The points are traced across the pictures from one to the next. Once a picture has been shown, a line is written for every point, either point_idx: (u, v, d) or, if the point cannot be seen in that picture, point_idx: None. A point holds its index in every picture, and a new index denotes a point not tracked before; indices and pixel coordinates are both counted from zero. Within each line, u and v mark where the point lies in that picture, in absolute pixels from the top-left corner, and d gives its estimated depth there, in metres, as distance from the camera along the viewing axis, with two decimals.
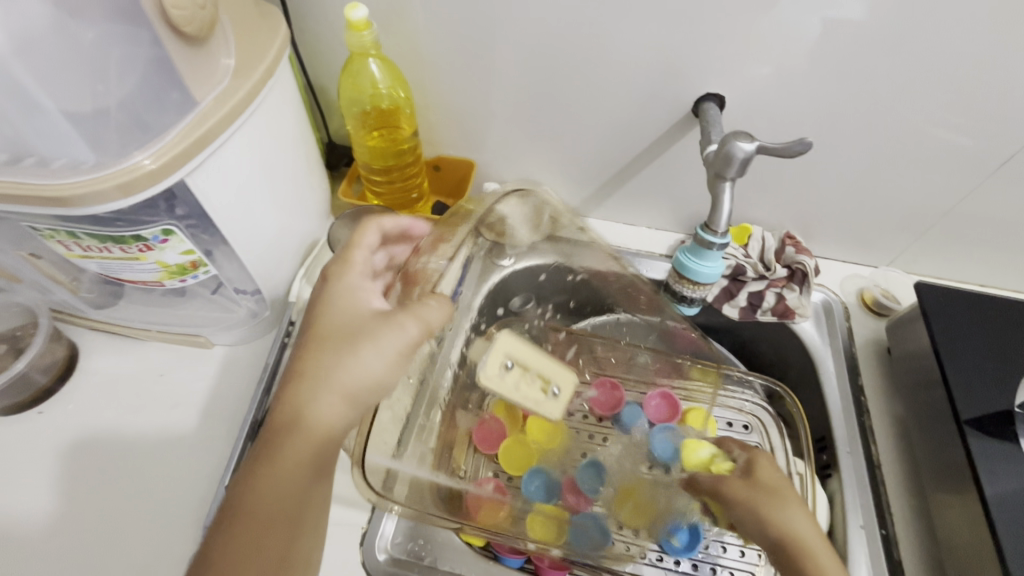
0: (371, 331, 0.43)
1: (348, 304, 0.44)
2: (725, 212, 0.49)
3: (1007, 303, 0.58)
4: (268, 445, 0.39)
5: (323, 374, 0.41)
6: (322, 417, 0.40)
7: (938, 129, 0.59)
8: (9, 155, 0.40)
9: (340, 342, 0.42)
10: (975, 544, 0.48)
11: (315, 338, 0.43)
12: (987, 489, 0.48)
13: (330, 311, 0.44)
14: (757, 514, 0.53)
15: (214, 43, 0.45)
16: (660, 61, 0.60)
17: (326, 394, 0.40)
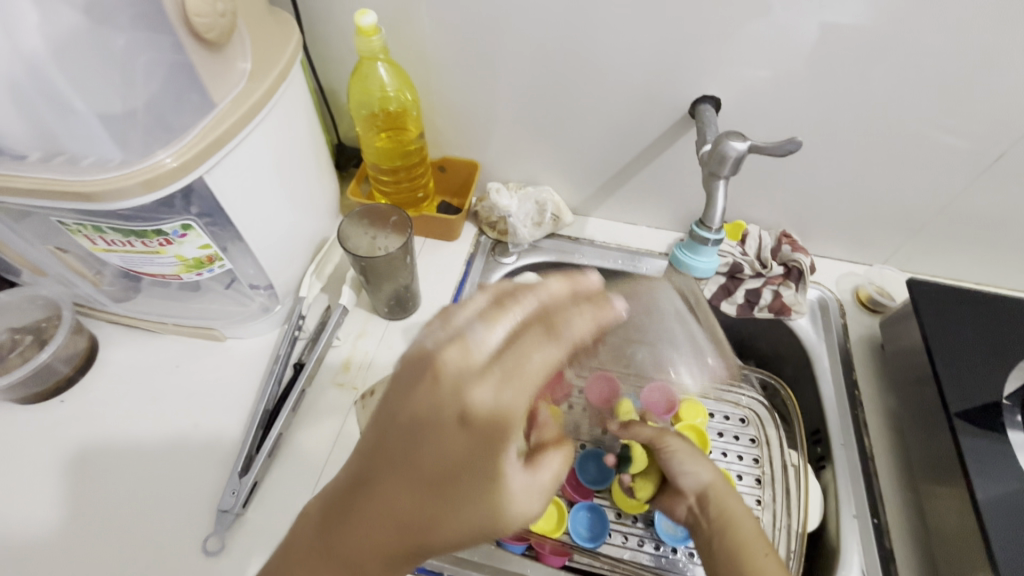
0: (486, 522, 0.33)
1: (476, 469, 0.32)
2: (719, 209, 0.50)
3: (997, 300, 0.59)
4: (417, 546, 0.34)
5: (420, 532, 0.33)
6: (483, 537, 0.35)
7: (929, 130, 0.61)
8: (41, 153, 0.43)
9: (449, 517, 0.33)
10: (964, 533, 0.49)
11: (428, 488, 0.32)
12: (979, 494, 0.49)
13: (457, 469, 0.32)
14: (691, 455, 0.56)
15: (231, 49, 0.47)
16: (657, 65, 0.62)
17: (421, 549, 0.34)
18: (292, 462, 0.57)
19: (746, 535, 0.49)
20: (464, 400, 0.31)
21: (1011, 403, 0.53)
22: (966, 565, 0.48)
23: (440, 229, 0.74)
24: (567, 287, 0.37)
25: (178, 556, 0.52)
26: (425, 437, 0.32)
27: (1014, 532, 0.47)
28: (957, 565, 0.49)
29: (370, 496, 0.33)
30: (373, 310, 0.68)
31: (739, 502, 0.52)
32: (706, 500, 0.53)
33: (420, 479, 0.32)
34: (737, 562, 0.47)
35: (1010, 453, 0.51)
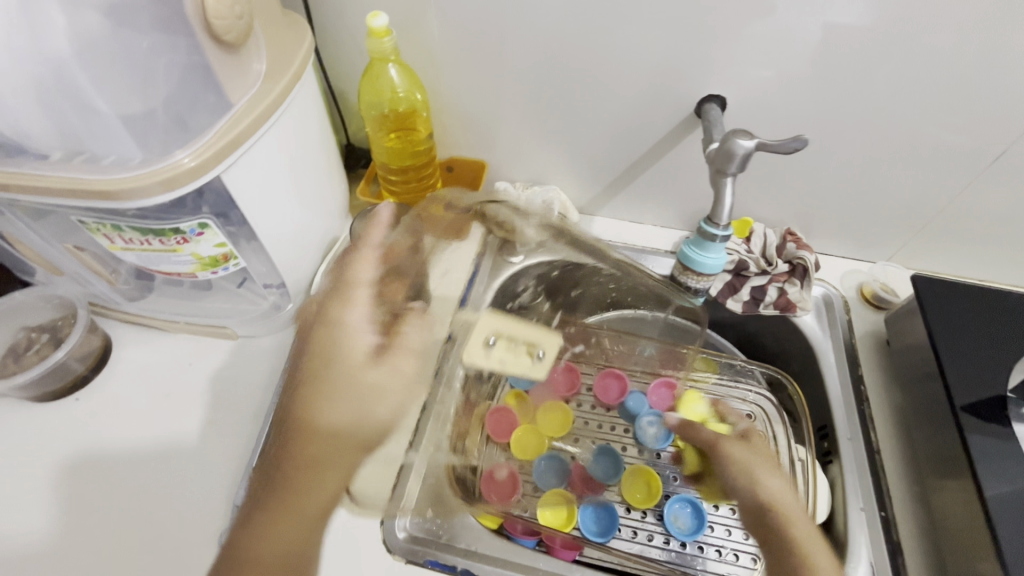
0: (377, 412, 0.49)
1: (373, 378, 0.48)
2: (726, 206, 0.51)
3: (1000, 295, 0.60)
4: (328, 447, 0.47)
5: (342, 438, 0.47)
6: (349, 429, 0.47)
7: (932, 129, 0.62)
8: (63, 153, 0.43)
9: (352, 417, 0.47)
10: (971, 525, 0.50)
11: (338, 397, 0.47)
12: (987, 491, 0.49)
13: (337, 374, 0.47)
14: (761, 466, 0.56)
15: (248, 51, 0.48)
16: (664, 65, 0.63)
17: (354, 447, 0.48)
18: None
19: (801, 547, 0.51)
20: (356, 334, 0.49)
21: (1015, 396, 0.54)
22: (974, 557, 0.49)
23: None
24: (388, 214, 0.58)
25: (196, 551, 0.53)
26: (331, 366, 0.47)
27: (1021, 527, 0.47)
28: (964, 557, 0.50)
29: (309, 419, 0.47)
30: None
31: (789, 498, 0.54)
32: (762, 509, 0.53)
33: (343, 394, 0.47)
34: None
35: (1015, 448, 0.51)
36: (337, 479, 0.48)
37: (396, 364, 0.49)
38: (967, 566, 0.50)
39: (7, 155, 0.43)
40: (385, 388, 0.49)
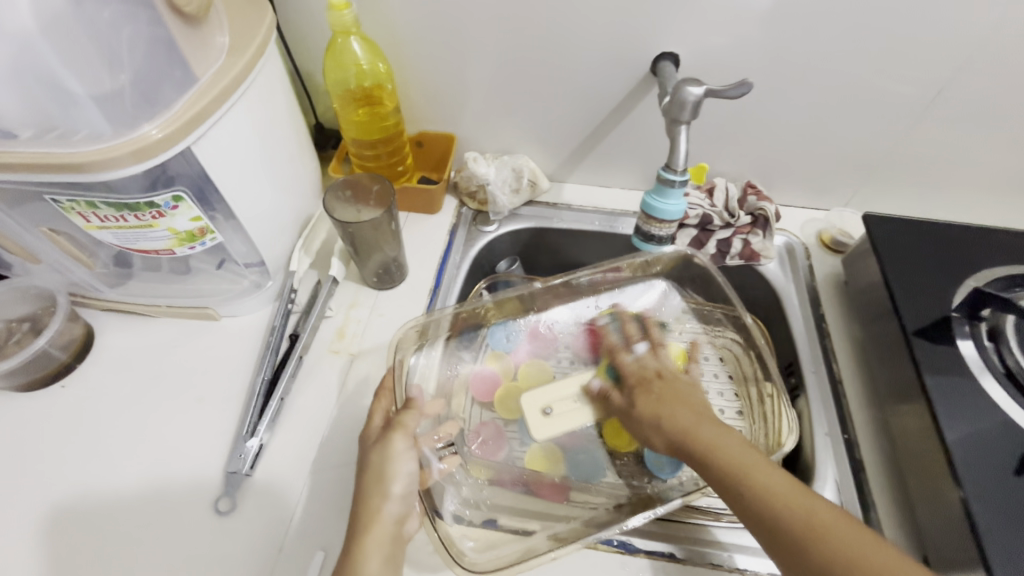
0: (398, 491, 0.50)
1: (396, 473, 0.50)
2: (682, 153, 0.54)
3: (943, 228, 0.64)
4: (356, 540, 0.47)
5: (383, 522, 0.48)
6: (393, 499, 0.49)
7: (873, 78, 0.65)
8: (32, 131, 0.44)
9: (376, 485, 0.49)
10: (925, 439, 0.53)
11: (375, 498, 0.49)
12: (949, 436, 0.50)
13: (375, 459, 0.51)
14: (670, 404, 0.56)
15: (208, 23, 0.49)
16: (619, 28, 0.65)
17: (388, 541, 0.48)
18: (295, 426, 0.59)
19: (815, 514, 0.44)
20: (371, 434, 0.53)
21: (958, 316, 0.57)
22: (935, 484, 0.50)
23: (421, 203, 0.77)
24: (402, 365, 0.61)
25: (191, 521, 0.54)
26: (362, 474, 0.50)
27: (985, 466, 0.48)
28: (922, 473, 0.52)
29: (356, 530, 0.48)
30: (362, 283, 0.70)
31: (716, 429, 0.52)
32: (690, 443, 0.52)
33: (376, 493, 0.49)
34: (806, 553, 0.42)
35: (960, 363, 0.54)
36: None
37: (407, 453, 0.52)
38: (923, 477, 0.52)
39: None
40: (407, 474, 0.51)
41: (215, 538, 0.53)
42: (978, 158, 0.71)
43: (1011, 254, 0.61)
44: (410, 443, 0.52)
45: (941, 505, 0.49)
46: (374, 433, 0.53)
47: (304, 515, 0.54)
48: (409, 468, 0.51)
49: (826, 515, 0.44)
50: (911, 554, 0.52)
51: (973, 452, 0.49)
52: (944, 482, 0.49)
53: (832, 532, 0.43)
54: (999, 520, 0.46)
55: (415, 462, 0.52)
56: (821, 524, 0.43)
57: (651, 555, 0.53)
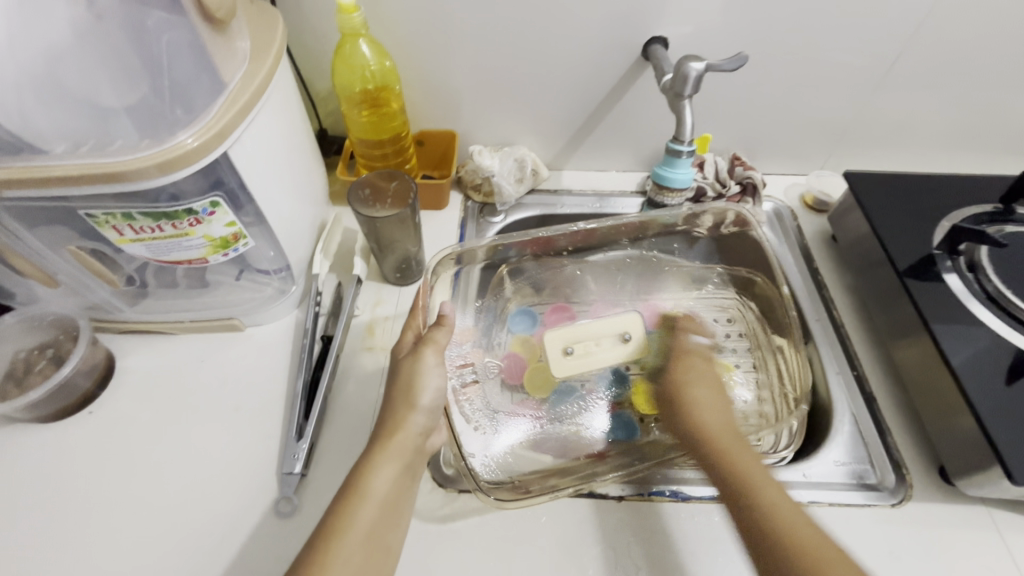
0: (425, 402, 0.53)
1: (424, 386, 0.54)
2: (688, 125, 0.58)
3: (915, 178, 0.71)
4: (377, 443, 0.51)
5: (404, 432, 0.52)
6: (424, 406, 0.53)
7: (841, 48, 0.72)
8: (66, 144, 0.44)
9: (404, 397, 0.53)
10: (930, 365, 0.57)
11: (403, 411, 0.53)
12: (954, 361, 0.54)
13: (406, 373, 0.54)
14: (705, 408, 0.58)
15: (230, 30, 0.50)
16: (610, 16, 0.69)
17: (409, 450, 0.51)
18: (341, 422, 0.59)
19: (786, 508, 0.48)
20: (400, 355, 0.57)
21: (940, 253, 0.63)
22: (948, 411, 0.55)
23: (430, 199, 0.79)
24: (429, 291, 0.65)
25: (250, 526, 0.53)
26: (393, 388, 0.54)
27: (988, 387, 0.52)
28: (931, 400, 0.57)
29: (380, 438, 0.51)
30: (382, 280, 0.71)
31: (739, 446, 0.54)
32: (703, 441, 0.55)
33: (404, 406, 0.53)
34: (765, 529, 0.47)
35: (949, 293, 0.59)
36: (388, 489, 0.49)
37: (436, 368, 0.55)
38: (930, 399, 0.57)
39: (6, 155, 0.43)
40: (435, 389, 0.54)
41: (279, 537, 0.52)
42: (932, 113, 0.79)
43: (975, 195, 0.69)
44: (438, 362, 0.55)
45: (954, 426, 0.54)
46: (405, 348, 0.57)
47: None
48: (436, 382, 0.55)
49: (788, 508, 0.48)
50: (928, 469, 0.57)
51: (970, 364, 0.54)
52: (955, 406, 0.54)
53: (804, 525, 0.46)
54: (1004, 423, 0.50)
55: (441, 377, 0.55)
56: (785, 516, 0.47)
57: (687, 500, 0.55)
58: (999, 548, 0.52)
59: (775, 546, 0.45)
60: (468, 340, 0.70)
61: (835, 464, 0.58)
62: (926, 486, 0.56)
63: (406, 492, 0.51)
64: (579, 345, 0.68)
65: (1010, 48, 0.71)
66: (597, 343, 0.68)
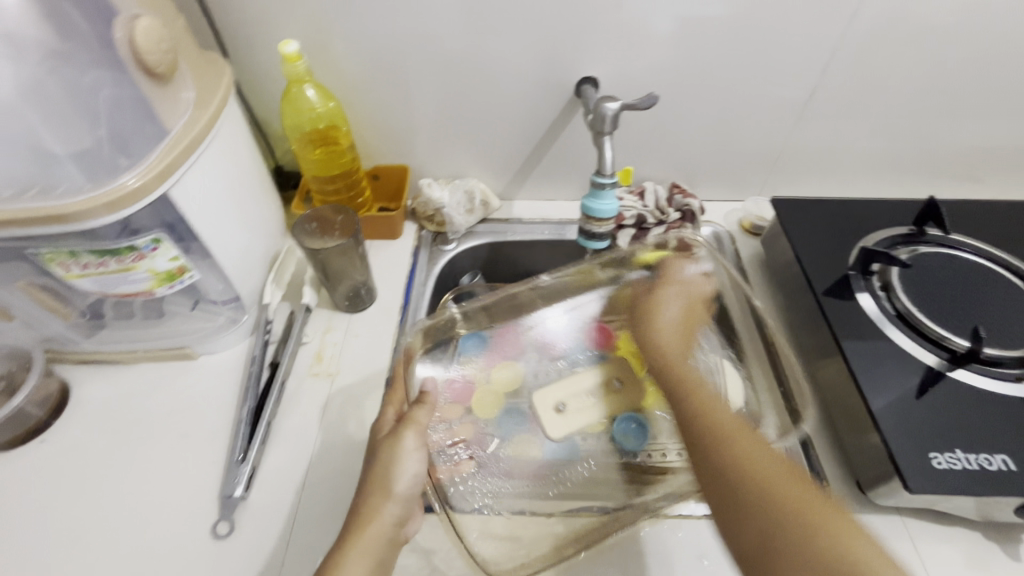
0: (403, 487, 0.51)
1: (402, 471, 0.51)
2: (608, 159, 0.62)
3: (837, 203, 0.75)
4: (345, 535, 0.48)
5: (381, 519, 0.49)
6: (401, 489, 0.51)
7: (760, 86, 0.77)
8: (14, 190, 0.47)
9: (380, 483, 0.50)
10: (844, 382, 0.60)
11: (377, 499, 0.50)
12: (875, 408, 0.55)
13: (385, 457, 0.52)
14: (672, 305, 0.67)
15: (176, 81, 0.54)
16: (542, 60, 0.74)
17: (381, 541, 0.48)
18: (284, 446, 0.61)
19: (737, 437, 0.48)
20: (380, 438, 0.54)
21: (854, 273, 0.66)
22: (860, 428, 0.57)
23: (383, 230, 0.82)
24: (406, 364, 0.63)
25: (188, 549, 0.55)
26: (369, 473, 0.51)
27: (903, 423, 0.54)
28: (848, 419, 0.59)
29: (350, 527, 0.49)
30: (334, 308, 0.74)
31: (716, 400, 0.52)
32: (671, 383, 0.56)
33: (377, 494, 0.50)
34: (727, 465, 0.46)
35: (861, 313, 0.63)
36: None
37: (416, 451, 0.53)
38: (846, 416, 0.59)
39: None
40: (412, 475, 0.51)
41: (216, 560, 0.54)
42: (856, 142, 0.85)
43: (892, 219, 0.73)
44: (418, 445, 0.53)
45: (867, 443, 0.56)
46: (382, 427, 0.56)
47: (284, 525, 0.56)
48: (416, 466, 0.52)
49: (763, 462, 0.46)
50: (847, 483, 0.59)
51: (887, 401, 0.55)
52: (866, 425, 0.56)
53: (766, 480, 0.44)
54: (908, 440, 0.53)
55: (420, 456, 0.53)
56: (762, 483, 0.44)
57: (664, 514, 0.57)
58: (910, 556, 0.54)
59: (731, 480, 0.45)
60: (456, 414, 0.67)
61: None
62: (846, 498, 0.58)
63: None
64: (571, 402, 0.68)
65: (917, 83, 0.77)
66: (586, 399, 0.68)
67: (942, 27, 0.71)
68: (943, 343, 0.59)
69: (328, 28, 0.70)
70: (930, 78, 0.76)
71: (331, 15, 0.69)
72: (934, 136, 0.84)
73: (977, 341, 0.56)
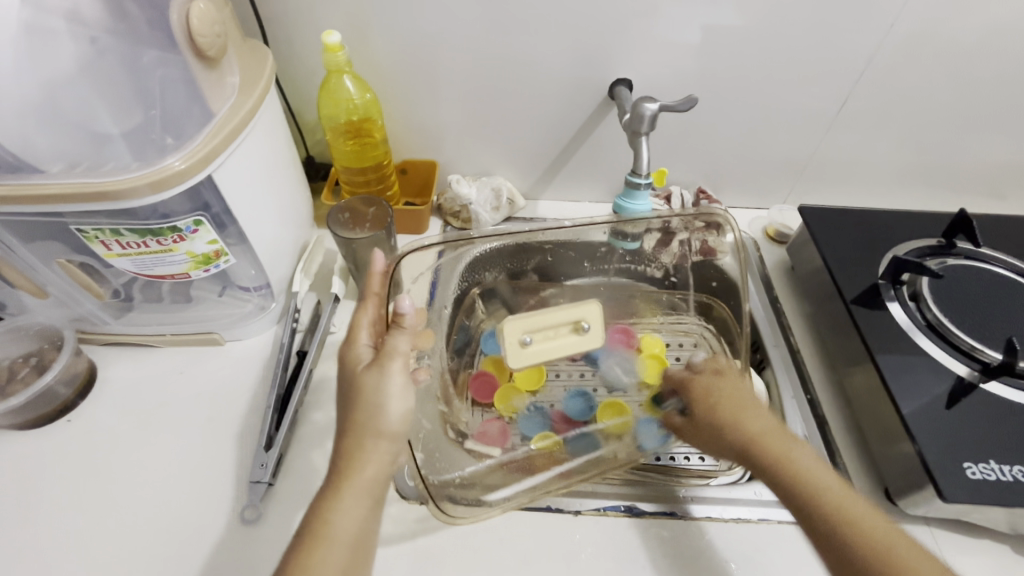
0: (393, 419, 0.49)
1: (389, 401, 0.49)
2: (645, 160, 0.63)
3: (866, 213, 0.75)
4: (337, 476, 0.48)
5: (368, 453, 0.48)
6: (386, 421, 0.49)
7: (792, 95, 0.78)
8: (63, 165, 0.48)
9: (365, 418, 0.49)
10: (874, 391, 0.60)
11: (369, 439, 0.48)
12: (905, 412, 0.55)
13: (368, 391, 0.50)
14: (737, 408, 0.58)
15: (222, 66, 0.54)
16: (577, 60, 0.74)
17: (373, 482, 0.48)
18: (309, 434, 0.61)
19: (818, 484, 0.52)
20: (361, 377, 0.50)
21: (884, 283, 0.66)
22: (892, 438, 0.57)
23: (409, 223, 0.82)
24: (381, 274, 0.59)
25: (215, 533, 0.55)
26: (353, 409, 0.49)
27: (936, 432, 0.54)
28: (879, 429, 0.59)
29: (339, 475, 0.47)
30: (360, 299, 0.74)
31: (757, 412, 0.58)
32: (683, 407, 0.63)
33: (367, 429, 0.48)
34: (813, 501, 0.51)
35: (892, 323, 0.63)
36: (348, 533, 0.46)
37: (399, 380, 0.51)
38: (877, 426, 0.59)
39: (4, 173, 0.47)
40: (401, 413, 0.50)
41: (243, 544, 0.54)
42: (883, 154, 0.85)
43: (920, 231, 0.73)
44: (403, 374, 0.51)
45: (899, 453, 0.56)
46: (354, 350, 0.52)
47: None
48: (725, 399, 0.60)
49: (855, 502, 0.51)
50: (876, 492, 0.59)
51: (919, 409, 0.55)
52: (899, 435, 0.56)
53: (841, 508, 0.50)
54: (942, 451, 0.53)
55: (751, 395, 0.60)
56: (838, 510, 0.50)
57: (689, 516, 0.58)
58: None
59: (817, 511, 0.51)
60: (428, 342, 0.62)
61: None
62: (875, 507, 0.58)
63: (371, 521, 0.48)
64: (539, 334, 0.55)
65: (947, 97, 0.77)
66: (551, 332, 0.55)
67: (977, 43, 0.71)
68: (975, 355, 0.59)
69: (367, 20, 0.70)
70: (961, 93, 0.77)
71: (371, 7, 0.69)
72: (961, 150, 0.84)
73: (1012, 354, 0.56)
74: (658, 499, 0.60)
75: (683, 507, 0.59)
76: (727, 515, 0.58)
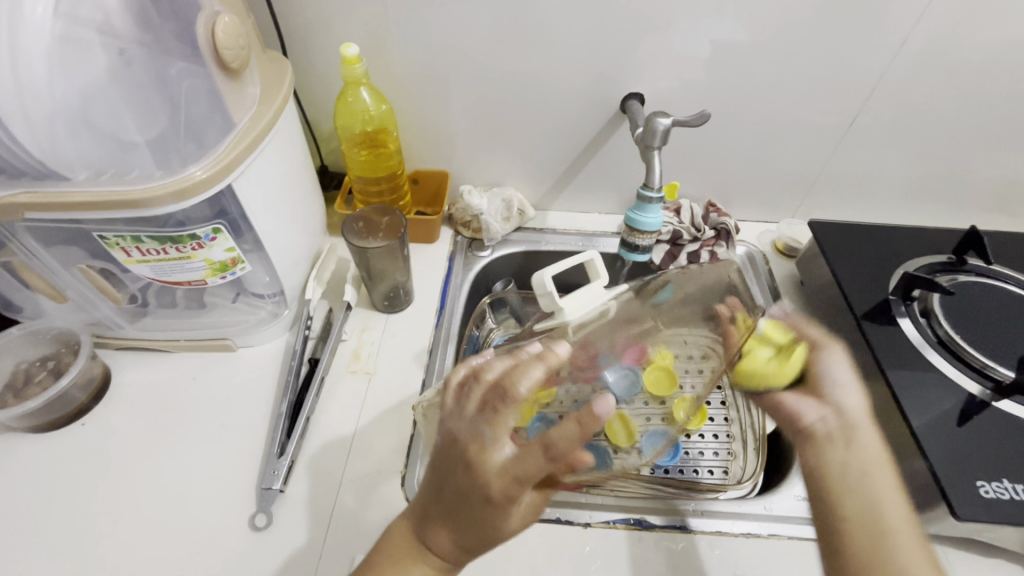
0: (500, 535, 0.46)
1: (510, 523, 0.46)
2: (657, 173, 0.63)
3: (875, 229, 0.76)
4: (411, 557, 0.46)
5: (454, 551, 0.46)
6: (496, 538, 0.46)
7: (802, 111, 0.78)
8: (88, 173, 0.49)
9: (476, 532, 0.45)
10: (884, 407, 0.60)
11: (469, 547, 0.46)
12: (916, 428, 0.55)
13: (493, 515, 0.44)
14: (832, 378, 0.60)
15: (244, 77, 0.56)
16: (590, 74, 0.75)
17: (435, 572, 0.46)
18: (321, 442, 0.62)
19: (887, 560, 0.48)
20: (491, 487, 0.43)
21: (896, 298, 0.67)
22: (904, 454, 0.57)
23: (421, 233, 0.83)
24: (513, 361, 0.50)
25: (227, 540, 0.55)
26: (471, 522, 0.44)
27: (949, 448, 0.54)
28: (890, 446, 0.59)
29: (413, 555, 0.46)
30: (372, 307, 0.75)
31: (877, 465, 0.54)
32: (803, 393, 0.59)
33: (471, 538, 0.45)
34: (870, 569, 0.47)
35: (903, 338, 0.63)
36: None
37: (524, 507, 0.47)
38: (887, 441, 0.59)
39: (30, 180, 0.48)
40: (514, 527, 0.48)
41: (254, 552, 0.54)
42: (893, 169, 0.85)
43: (930, 247, 0.74)
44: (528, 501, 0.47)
45: (910, 469, 0.56)
46: (487, 468, 0.44)
47: (321, 522, 0.56)
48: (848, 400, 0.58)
49: None
50: None
51: (930, 425, 0.55)
52: (911, 451, 0.56)
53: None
54: (954, 468, 0.53)
55: (852, 375, 0.60)
56: (895, 553, 0.48)
57: (699, 528, 0.58)
58: None
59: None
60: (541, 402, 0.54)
61: (796, 499, 0.61)
62: None
63: None
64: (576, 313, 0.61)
65: (957, 115, 0.78)
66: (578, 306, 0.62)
67: (987, 61, 0.72)
68: (987, 373, 0.59)
69: (384, 32, 0.71)
70: (972, 111, 0.77)
71: (389, 20, 0.70)
72: (971, 167, 0.84)
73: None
74: (668, 512, 0.59)
75: (693, 521, 0.59)
76: (736, 530, 0.58)
